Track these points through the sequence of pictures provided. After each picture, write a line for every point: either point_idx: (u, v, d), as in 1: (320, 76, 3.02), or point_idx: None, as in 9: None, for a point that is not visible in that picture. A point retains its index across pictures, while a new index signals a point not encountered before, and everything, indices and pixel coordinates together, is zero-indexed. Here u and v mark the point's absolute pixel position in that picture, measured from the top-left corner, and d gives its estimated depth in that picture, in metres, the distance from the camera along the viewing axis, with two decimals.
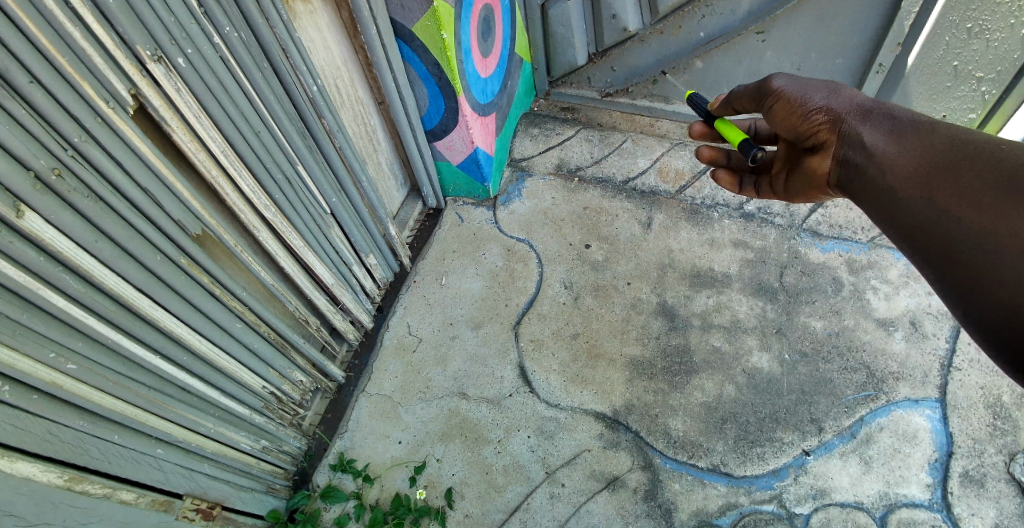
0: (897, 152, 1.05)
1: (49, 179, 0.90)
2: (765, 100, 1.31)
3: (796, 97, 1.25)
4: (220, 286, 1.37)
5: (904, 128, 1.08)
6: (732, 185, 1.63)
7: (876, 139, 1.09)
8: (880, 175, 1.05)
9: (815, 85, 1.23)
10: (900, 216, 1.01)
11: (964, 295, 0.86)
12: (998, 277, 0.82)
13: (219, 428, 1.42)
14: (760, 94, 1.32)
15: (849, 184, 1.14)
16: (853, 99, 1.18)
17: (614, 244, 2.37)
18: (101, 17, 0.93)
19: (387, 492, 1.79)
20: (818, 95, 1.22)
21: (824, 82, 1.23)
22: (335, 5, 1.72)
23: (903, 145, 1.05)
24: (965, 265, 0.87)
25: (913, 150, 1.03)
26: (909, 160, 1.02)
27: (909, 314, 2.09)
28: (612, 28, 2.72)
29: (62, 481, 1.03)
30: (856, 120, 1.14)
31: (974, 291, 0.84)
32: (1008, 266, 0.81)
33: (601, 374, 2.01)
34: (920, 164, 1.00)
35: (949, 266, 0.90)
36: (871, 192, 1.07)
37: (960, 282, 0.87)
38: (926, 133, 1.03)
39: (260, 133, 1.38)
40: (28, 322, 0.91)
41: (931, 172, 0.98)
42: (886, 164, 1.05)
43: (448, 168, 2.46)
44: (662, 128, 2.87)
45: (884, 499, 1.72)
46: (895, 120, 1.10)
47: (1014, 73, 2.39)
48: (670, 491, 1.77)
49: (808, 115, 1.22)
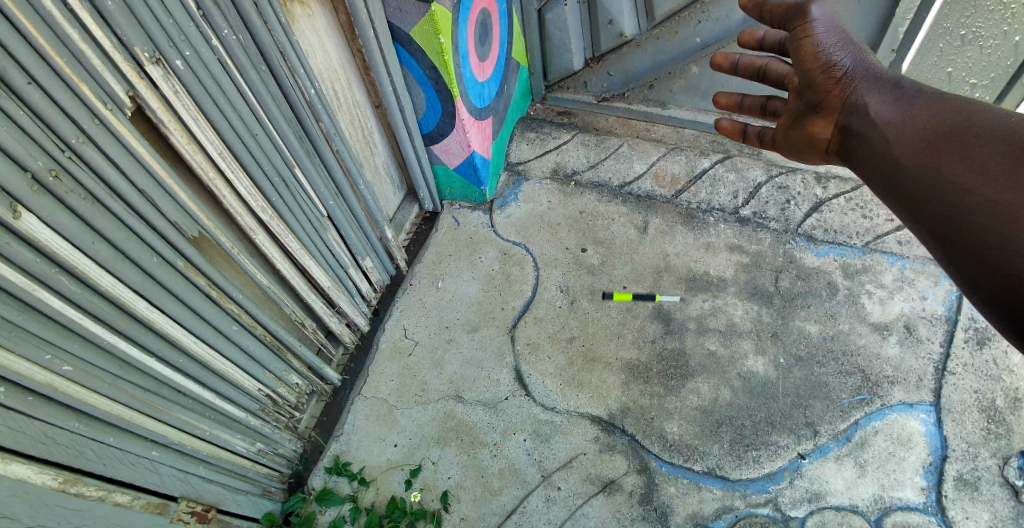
0: (900, 121, 1.05)
1: (46, 180, 0.91)
2: (795, 32, 1.26)
3: (822, 42, 1.22)
4: (216, 288, 1.37)
5: (911, 99, 1.07)
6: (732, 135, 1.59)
7: (881, 108, 1.10)
8: (885, 145, 1.05)
9: (841, 35, 1.22)
10: (903, 186, 0.99)
11: (965, 261, 0.82)
12: (999, 238, 0.77)
13: (214, 431, 1.42)
14: (793, 21, 1.26)
15: (851, 152, 1.16)
16: (869, 63, 1.18)
17: (609, 248, 2.38)
18: (100, 19, 0.94)
19: (382, 495, 1.79)
20: (841, 47, 1.20)
21: (849, 34, 1.21)
22: (333, 10, 1.73)
23: (907, 115, 1.05)
24: (964, 230, 0.83)
25: (917, 120, 1.02)
26: (913, 130, 1.02)
27: (902, 319, 2.10)
28: (607, 33, 2.75)
29: (56, 483, 1.03)
30: (866, 85, 1.15)
31: (973, 254, 0.80)
32: (1007, 228, 0.77)
33: (597, 378, 2.02)
34: (925, 134, 0.99)
35: (950, 232, 0.86)
36: (877, 163, 1.07)
37: (961, 248, 0.83)
38: (933, 103, 1.03)
39: (257, 135, 1.39)
40: (24, 323, 0.92)
41: (937, 140, 0.96)
42: (889, 134, 1.06)
43: (444, 172, 2.47)
44: (657, 133, 2.88)
45: (879, 503, 1.73)
46: (901, 90, 1.11)
47: (1007, 79, 2.43)
48: (666, 494, 1.77)
49: (827, 67, 1.20)
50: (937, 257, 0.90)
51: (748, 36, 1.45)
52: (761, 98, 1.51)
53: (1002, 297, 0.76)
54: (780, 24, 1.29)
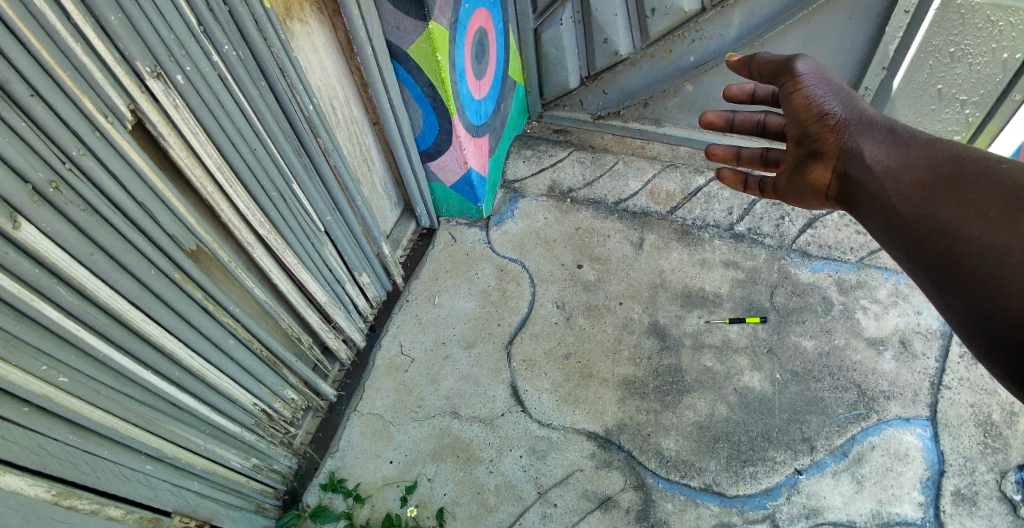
0: (898, 166, 1.08)
1: (46, 191, 0.93)
2: (786, 84, 1.31)
3: (813, 93, 1.27)
4: (213, 300, 1.39)
5: (905, 143, 1.11)
6: (737, 183, 1.64)
7: (878, 154, 1.13)
8: (882, 189, 1.08)
9: (831, 86, 1.27)
10: (902, 230, 1.00)
11: (969, 308, 0.83)
12: (1006, 287, 0.79)
13: (208, 445, 1.41)
14: (783, 75, 1.32)
15: (849, 197, 1.18)
16: (863, 111, 1.22)
17: (605, 264, 2.40)
18: (103, 34, 0.97)
19: (377, 512, 1.77)
20: (833, 97, 1.25)
21: (840, 85, 1.27)
22: (332, 28, 1.78)
23: (903, 160, 1.08)
24: (967, 277, 0.84)
25: (913, 163, 1.05)
26: (910, 174, 1.04)
27: (898, 333, 2.10)
28: (603, 51, 2.82)
29: (49, 495, 1.03)
30: (861, 132, 1.19)
31: (980, 303, 0.81)
32: (1014, 278, 0.78)
33: (593, 393, 2.02)
34: (923, 178, 1.01)
35: (953, 279, 0.87)
36: (874, 204, 1.09)
37: (964, 296, 0.84)
38: (928, 148, 1.06)
39: (255, 149, 1.42)
40: (21, 333, 0.93)
41: (934, 184, 0.98)
42: (887, 178, 1.08)
43: (441, 189, 2.51)
44: (652, 150, 2.95)
45: (876, 519, 1.71)
46: (897, 136, 1.15)
47: (996, 96, 2.49)
48: (662, 511, 1.76)
49: (821, 116, 1.25)
50: (939, 302, 0.91)
51: (737, 91, 1.53)
52: (759, 149, 1.56)
53: (1013, 352, 0.77)
54: (769, 80, 1.37)
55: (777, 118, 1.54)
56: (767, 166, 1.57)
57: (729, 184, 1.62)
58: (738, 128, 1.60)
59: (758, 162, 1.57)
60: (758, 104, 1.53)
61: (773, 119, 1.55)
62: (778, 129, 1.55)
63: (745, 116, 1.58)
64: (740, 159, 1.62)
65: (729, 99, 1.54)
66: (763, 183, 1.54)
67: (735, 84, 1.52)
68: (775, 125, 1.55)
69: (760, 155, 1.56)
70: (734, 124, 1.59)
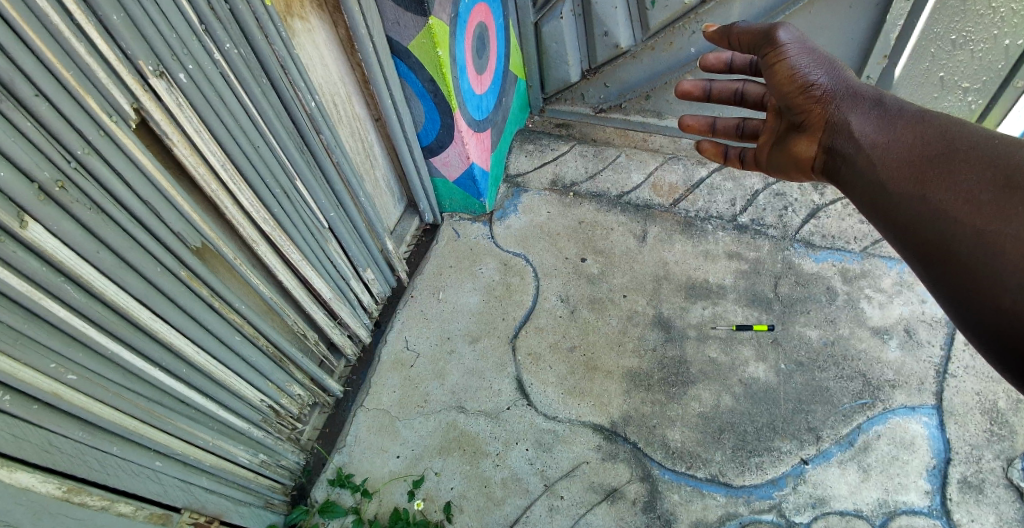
0: (886, 142, 1.09)
1: (52, 190, 0.93)
2: (767, 56, 1.29)
3: (797, 65, 1.26)
4: (219, 298, 1.40)
5: (893, 118, 1.12)
6: (717, 156, 1.63)
7: (866, 130, 1.14)
8: (870, 167, 1.09)
9: (815, 56, 1.26)
10: (892, 212, 1.01)
11: (961, 299, 0.83)
12: (997, 275, 0.78)
13: (218, 442, 1.43)
14: (764, 45, 1.30)
15: (835, 172, 1.20)
16: (847, 82, 1.23)
17: (609, 257, 2.40)
18: (105, 33, 0.97)
19: (385, 506, 1.79)
20: (818, 69, 1.25)
21: (823, 55, 1.26)
22: (333, 25, 1.78)
23: (892, 137, 1.09)
24: (958, 265, 0.85)
25: (904, 140, 1.06)
26: (898, 153, 1.05)
27: (902, 322, 2.10)
28: (604, 44, 2.80)
29: (59, 492, 1.04)
30: (847, 104, 1.20)
31: (969, 293, 0.81)
32: (1005, 267, 0.78)
33: (598, 386, 2.02)
34: (912, 157, 1.02)
35: (943, 268, 0.88)
36: (864, 186, 1.10)
37: (954, 284, 0.85)
38: (916, 124, 1.07)
39: (258, 147, 1.42)
40: (30, 331, 0.93)
41: (924, 167, 0.99)
42: (875, 156, 1.09)
43: (443, 184, 2.51)
44: (655, 143, 2.95)
45: (883, 507, 1.72)
46: (884, 108, 1.16)
47: (998, 83, 2.48)
48: (668, 502, 1.77)
49: (806, 89, 1.25)
50: (928, 290, 0.92)
51: (713, 59, 1.56)
52: (734, 119, 1.59)
53: (1000, 341, 0.77)
54: (749, 51, 1.36)
55: (754, 87, 1.57)
56: (744, 138, 1.61)
57: (709, 157, 1.64)
58: (716, 97, 1.62)
59: (733, 133, 1.61)
60: (735, 74, 1.56)
61: (751, 89, 1.58)
62: (757, 99, 1.57)
63: (722, 85, 1.60)
64: (716, 130, 1.65)
65: (706, 68, 1.57)
66: (743, 155, 1.59)
67: (711, 54, 1.55)
68: (752, 95, 1.57)
69: (735, 125, 1.59)
70: (711, 94, 1.61)
